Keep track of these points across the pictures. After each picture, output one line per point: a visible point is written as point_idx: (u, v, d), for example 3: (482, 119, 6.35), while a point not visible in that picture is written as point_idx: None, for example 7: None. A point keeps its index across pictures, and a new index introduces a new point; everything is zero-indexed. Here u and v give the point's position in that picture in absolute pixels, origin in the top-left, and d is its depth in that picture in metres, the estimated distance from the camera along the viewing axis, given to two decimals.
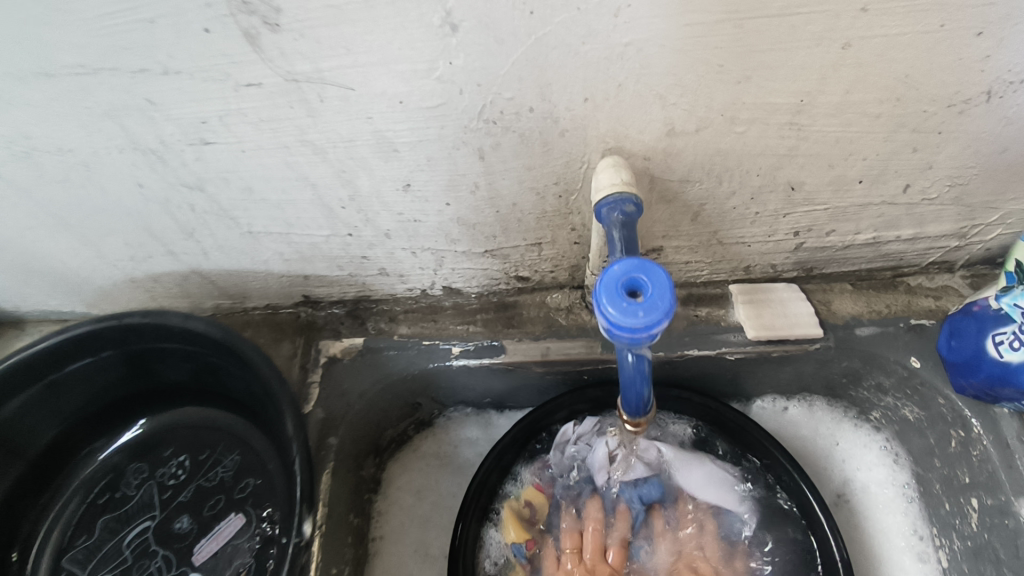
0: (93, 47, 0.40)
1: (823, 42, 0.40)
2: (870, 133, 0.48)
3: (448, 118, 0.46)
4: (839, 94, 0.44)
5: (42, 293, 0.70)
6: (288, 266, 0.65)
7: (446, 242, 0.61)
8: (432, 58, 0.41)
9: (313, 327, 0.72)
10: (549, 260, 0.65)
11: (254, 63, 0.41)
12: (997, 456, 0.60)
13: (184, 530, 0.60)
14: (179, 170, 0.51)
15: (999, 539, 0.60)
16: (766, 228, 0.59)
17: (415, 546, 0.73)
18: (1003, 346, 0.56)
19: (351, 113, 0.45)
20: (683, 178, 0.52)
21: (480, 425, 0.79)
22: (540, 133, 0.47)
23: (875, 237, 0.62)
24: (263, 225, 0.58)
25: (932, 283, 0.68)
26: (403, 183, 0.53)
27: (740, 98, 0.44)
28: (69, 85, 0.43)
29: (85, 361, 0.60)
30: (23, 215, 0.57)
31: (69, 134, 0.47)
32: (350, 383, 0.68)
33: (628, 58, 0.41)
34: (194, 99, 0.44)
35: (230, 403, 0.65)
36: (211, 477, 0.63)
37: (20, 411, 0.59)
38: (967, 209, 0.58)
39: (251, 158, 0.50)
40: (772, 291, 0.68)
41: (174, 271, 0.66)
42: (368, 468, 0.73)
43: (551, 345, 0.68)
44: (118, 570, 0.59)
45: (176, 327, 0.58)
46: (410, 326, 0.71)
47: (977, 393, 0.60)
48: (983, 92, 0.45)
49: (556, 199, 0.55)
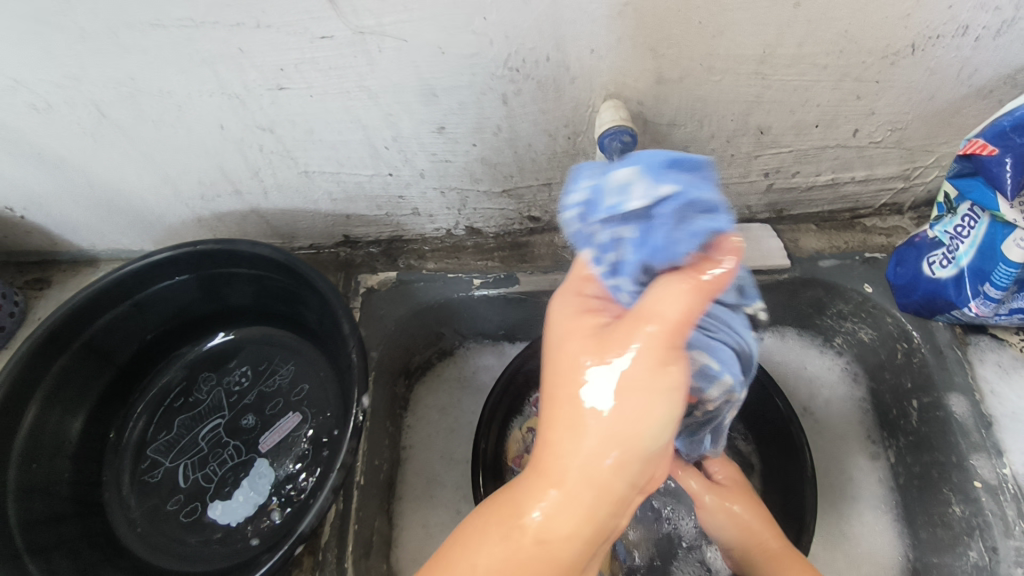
0: (200, 3, 0.50)
1: (779, 3, 0.51)
2: (821, 81, 0.59)
3: (480, 66, 0.57)
4: (793, 47, 0.55)
5: (119, 231, 0.80)
6: (334, 205, 0.76)
7: (471, 182, 0.72)
8: (471, 15, 0.51)
9: (352, 264, 0.84)
10: (557, 200, 0.76)
11: (330, 18, 0.52)
12: (933, 360, 0.71)
13: (250, 424, 0.72)
14: (255, 114, 0.62)
15: (933, 429, 0.71)
16: (741, 168, 0.71)
17: (440, 453, 0.84)
18: (936, 265, 0.68)
19: (402, 62, 0.56)
20: (670, 122, 0.63)
21: (495, 354, 0.90)
22: (555, 80, 0.58)
23: (834, 179, 0.73)
24: (318, 165, 0.69)
25: (884, 223, 0.80)
26: (438, 126, 0.64)
27: (715, 50, 0.55)
28: (177, 36, 0.53)
29: (167, 283, 0.71)
30: (117, 155, 0.67)
31: (171, 80, 0.58)
32: (386, 309, 0.78)
33: (626, 15, 0.52)
34: (276, 49, 0.55)
35: (286, 323, 0.76)
36: (270, 383, 0.75)
37: (112, 323, 0.70)
38: (908, 151, 0.69)
39: (316, 102, 0.61)
40: (749, 229, 0.79)
41: (235, 210, 0.77)
42: (400, 387, 0.84)
43: (559, 276, 0.79)
44: (197, 456, 0.71)
45: (246, 253, 0.69)
46: (437, 262, 0.82)
47: (917, 309, 0.72)
48: (909, 45, 0.56)
49: (565, 140, 0.66)
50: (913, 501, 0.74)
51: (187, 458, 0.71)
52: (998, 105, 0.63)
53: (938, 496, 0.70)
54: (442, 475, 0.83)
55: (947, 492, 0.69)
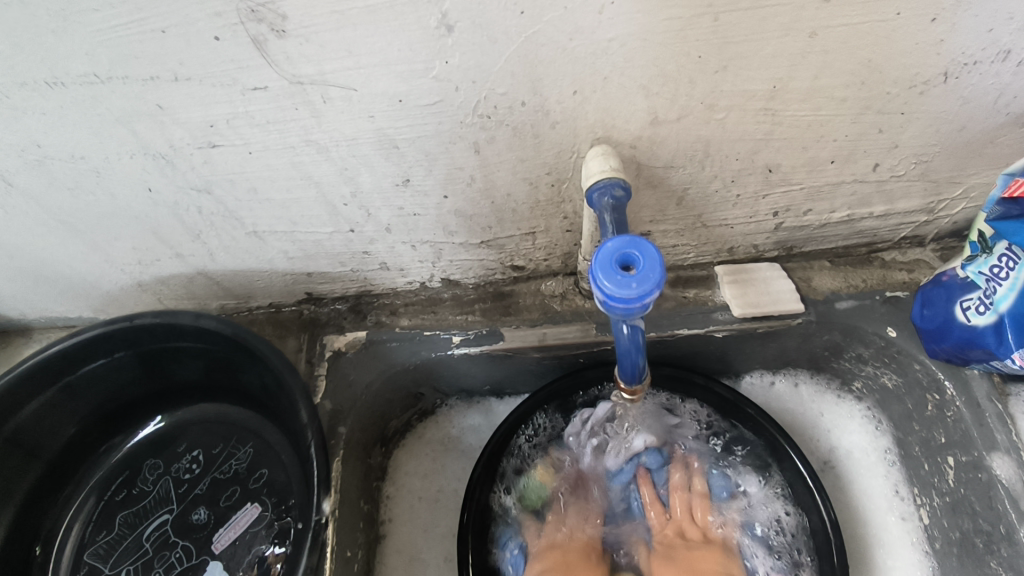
0: (103, 56, 0.42)
1: (791, 32, 0.43)
2: (838, 115, 0.51)
3: (445, 114, 0.48)
4: (808, 80, 0.48)
5: (50, 300, 0.71)
6: (292, 264, 0.68)
7: (444, 234, 0.64)
8: (428, 58, 0.43)
9: (317, 323, 0.75)
10: (543, 249, 0.68)
11: (261, 67, 0.43)
12: (969, 415, 0.63)
13: (202, 520, 0.63)
14: (187, 174, 0.53)
15: (974, 492, 0.63)
16: (747, 209, 0.63)
17: (425, 527, 0.76)
18: (970, 311, 0.60)
19: (353, 113, 0.48)
20: (667, 164, 0.55)
21: (481, 412, 0.82)
22: (532, 126, 0.50)
23: (850, 215, 0.66)
24: (267, 225, 0.61)
25: (904, 257, 0.72)
26: (402, 179, 0.55)
27: (719, 86, 0.47)
28: (80, 93, 0.45)
29: (100, 363, 0.62)
30: (33, 223, 0.58)
31: (81, 141, 0.49)
32: (356, 375, 0.70)
33: (613, 53, 0.44)
34: (202, 104, 0.46)
35: (242, 399, 0.67)
36: (225, 469, 0.66)
37: (38, 413, 0.61)
38: (933, 184, 0.62)
39: (257, 159, 0.52)
40: (755, 271, 0.71)
41: (179, 273, 0.68)
42: (376, 457, 0.75)
43: (548, 330, 0.70)
44: (141, 562, 0.61)
45: (188, 326, 0.60)
46: (411, 318, 0.73)
47: (949, 356, 0.64)
48: (940, 73, 0.48)
49: (548, 188, 0.58)
50: (954, 569, 0.66)
51: (129, 564, 0.61)
52: None
53: (984, 569, 0.62)
54: (426, 552, 0.74)
55: (995, 566, 0.61)
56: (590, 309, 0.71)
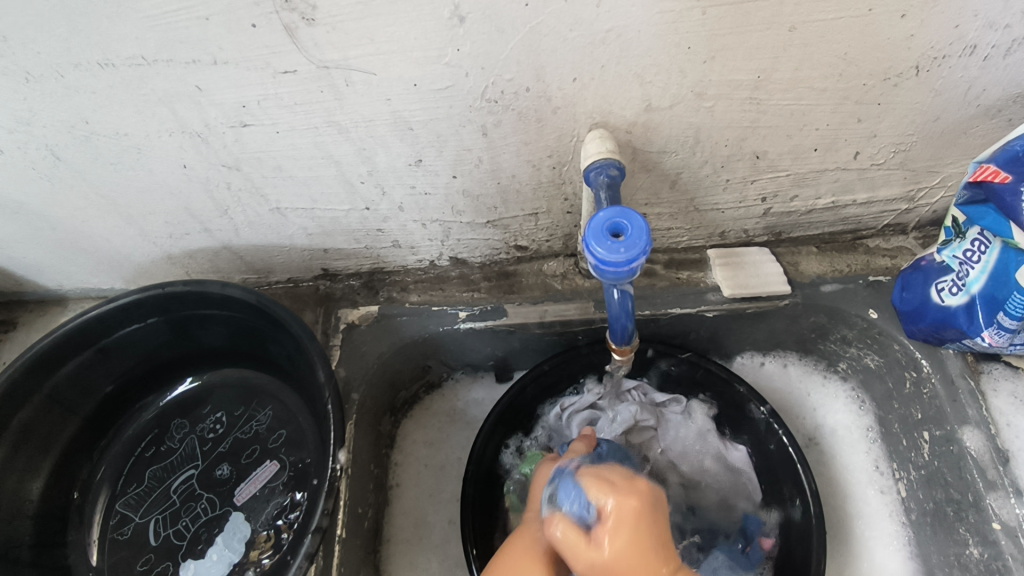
0: (151, 40, 0.47)
1: (773, 26, 0.48)
2: (819, 105, 0.56)
3: (456, 98, 0.53)
4: (790, 71, 0.52)
5: (86, 271, 0.77)
6: (310, 240, 0.73)
7: (453, 214, 0.68)
8: (442, 46, 0.48)
9: (332, 297, 0.79)
10: (545, 230, 0.72)
11: (292, 53, 0.48)
12: (943, 392, 0.67)
13: (225, 475, 0.68)
14: (219, 152, 0.58)
15: (946, 463, 0.67)
16: (737, 194, 0.67)
17: (430, 492, 0.81)
18: (945, 292, 0.64)
19: (373, 96, 0.52)
20: (661, 149, 0.60)
21: (485, 387, 0.87)
22: (536, 111, 0.54)
23: (834, 202, 0.70)
24: (290, 201, 0.65)
25: (888, 244, 0.76)
26: (415, 159, 0.60)
27: (707, 75, 0.51)
28: (128, 75, 0.50)
29: (133, 327, 0.67)
30: (76, 196, 0.63)
31: (126, 119, 0.54)
32: (369, 346, 0.75)
33: (609, 43, 0.48)
34: (237, 86, 0.51)
35: (261, 365, 0.72)
36: (246, 429, 0.71)
37: (77, 372, 0.66)
38: (912, 173, 0.66)
39: (284, 138, 0.57)
40: (746, 255, 0.76)
41: (205, 247, 0.73)
42: (385, 425, 0.80)
43: (549, 307, 0.75)
44: (168, 511, 0.67)
45: (215, 295, 0.65)
46: (420, 294, 0.78)
47: (926, 336, 0.68)
48: (912, 66, 0.52)
49: (550, 170, 0.62)
50: (927, 538, 0.70)
51: (158, 513, 0.67)
52: (1007, 125, 0.60)
53: (954, 536, 0.67)
54: (431, 515, 0.79)
55: (963, 532, 0.65)
56: (589, 288, 0.76)
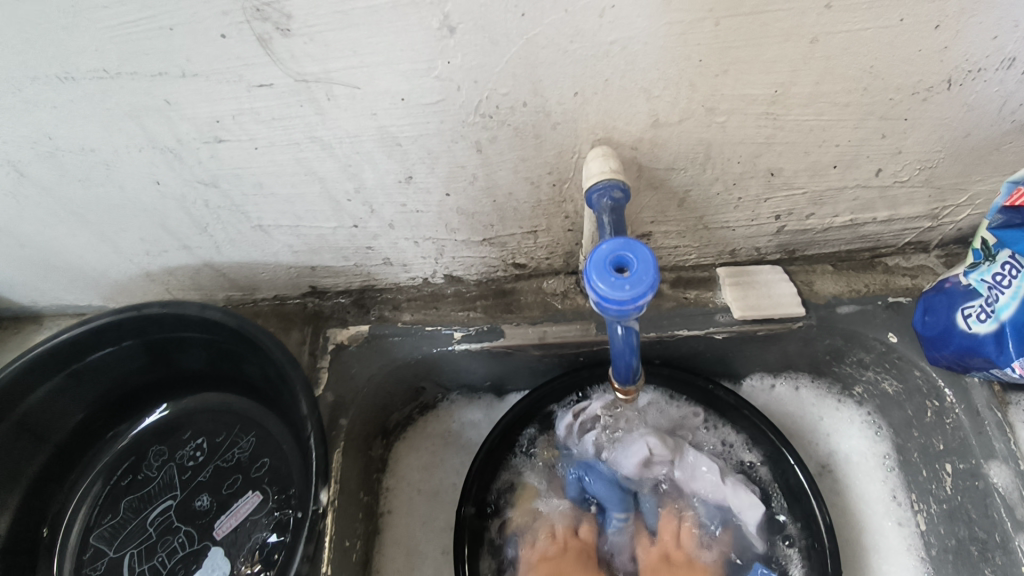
0: (112, 52, 0.43)
1: (793, 38, 0.43)
2: (841, 121, 0.51)
3: (447, 113, 0.49)
4: (810, 85, 0.48)
5: (62, 288, 0.73)
6: (296, 258, 0.69)
7: (447, 231, 0.64)
8: (431, 58, 0.44)
9: (320, 316, 0.76)
10: (544, 247, 0.68)
11: (267, 65, 0.44)
12: (968, 423, 0.63)
13: (204, 507, 0.64)
14: (194, 169, 0.54)
15: (971, 499, 0.63)
16: (749, 212, 0.63)
17: (423, 519, 0.77)
18: (971, 318, 0.60)
19: (357, 111, 0.48)
20: (669, 166, 0.55)
21: (482, 408, 0.83)
22: (533, 126, 0.50)
23: (852, 220, 0.65)
24: (273, 219, 0.62)
25: (908, 263, 0.72)
26: (404, 176, 0.56)
27: (720, 90, 0.47)
28: (90, 88, 0.46)
29: (107, 351, 0.64)
30: (44, 213, 0.60)
31: (92, 135, 0.50)
32: (358, 368, 0.71)
33: (614, 56, 0.44)
34: (209, 100, 0.47)
35: (244, 389, 0.68)
36: (228, 457, 0.67)
37: (48, 398, 0.62)
38: (937, 190, 0.61)
39: (263, 154, 0.53)
40: (757, 274, 0.71)
41: (186, 264, 0.69)
42: (376, 449, 0.76)
43: (548, 328, 0.71)
44: (144, 546, 0.63)
45: (194, 317, 0.62)
46: (413, 314, 0.74)
47: (950, 363, 0.64)
48: (944, 80, 0.48)
49: (549, 187, 0.58)
50: None
51: (133, 547, 0.63)
52: None
53: None
54: (424, 544, 0.75)
55: (989, 574, 0.62)
56: (591, 308, 0.72)
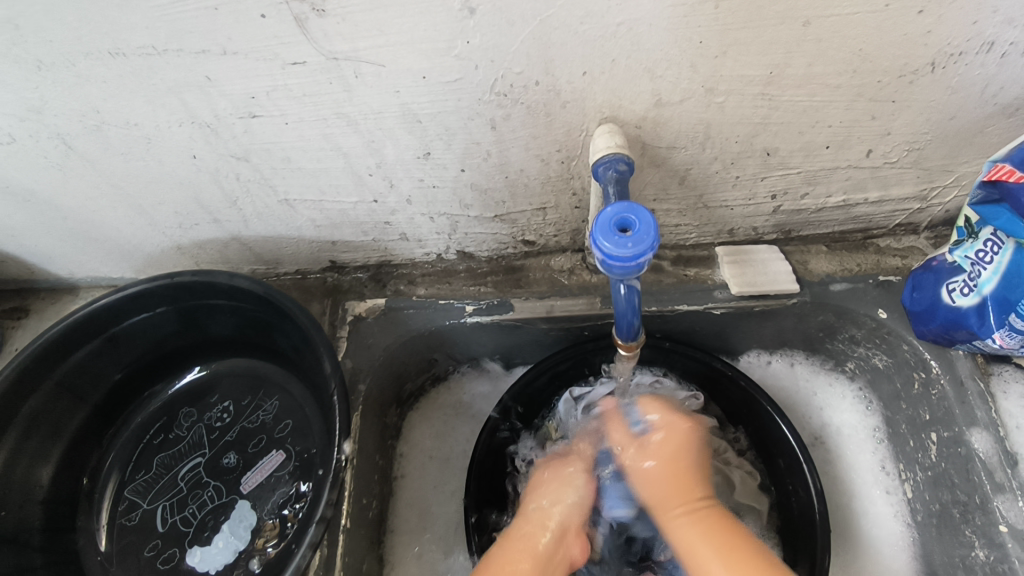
0: (161, 30, 0.47)
1: (786, 21, 0.47)
2: (832, 102, 0.55)
3: (465, 91, 0.53)
4: (802, 67, 0.51)
5: (97, 260, 0.77)
6: (318, 232, 0.73)
7: (461, 207, 0.68)
8: (452, 38, 0.48)
9: (339, 289, 0.80)
10: (553, 225, 0.72)
11: (301, 43, 0.48)
12: (952, 393, 0.67)
13: (231, 464, 0.69)
14: (228, 143, 0.59)
15: (953, 465, 0.67)
16: (747, 191, 0.67)
17: (434, 483, 0.81)
18: (955, 293, 0.64)
19: (382, 88, 0.52)
20: (670, 145, 0.59)
21: (491, 380, 0.87)
22: (545, 105, 0.54)
23: (845, 200, 0.69)
24: (298, 193, 0.66)
25: (899, 244, 0.75)
26: (423, 152, 0.60)
27: (719, 70, 0.51)
28: (139, 65, 0.50)
29: (142, 316, 0.68)
30: (86, 185, 0.64)
31: (136, 109, 0.54)
32: (375, 338, 0.75)
33: (620, 37, 0.48)
34: (246, 77, 0.51)
35: (269, 355, 0.72)
36: (253, 419, 0.71)
37: (86, 360, 0.67)
38: (925, 172, 0.65)
39: (292, 130, 0.57)
40: (755, 253, 0.75)
41: (215, 238, 0.73)
42: (391, 417, 0.81)
43: (555, 302, 0.75)
44: (175, 499, 0.67)
45: (224, 285, 0.65)
46: (427, 288, 0.78)
47: (935, 337, 0.67)
48: (928, 63, 0.52)
49: (559, 165, 0.62)
50: (932, 540, 0.70)
51: (165, 500, 0.67)
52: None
53: (959, 538, 0.66)
54: (435, 506, 0.80)
55: (969, 535, 0.65)
56: (596, 283, 0.76)
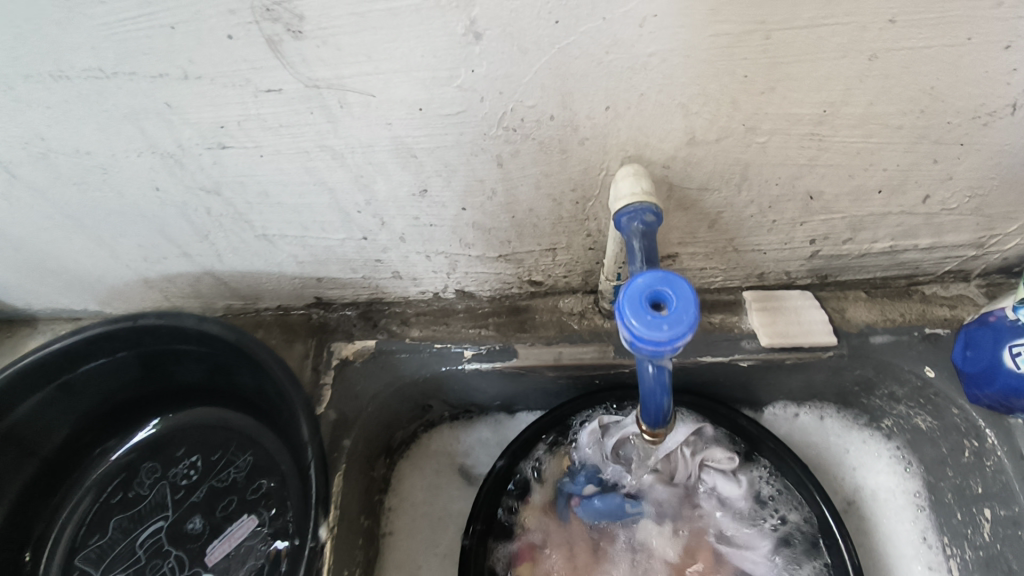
0: (108, 50, 0.40)
1: (850, 54, 0.40)
2: (892, 144, 0.47)
3: (467, 125, 0.45)
4: (862, 106, 0.44)
5: (56, 292, 0.70)
6: (302, 268, 0.65)
7: (460, 246, 0.61)
8: (453, 66, 0.40)
9: (325, 328, 0.72)
10: (563, 265, 0.65)
11: (275, 69, 0.41)
12: (1011, 467, 0.59)
13: (196, 530, 0.61)
14: (195, 175, 0.51)
15: (1012, 548, 0.60)
16: (783, 236, 0.59)
17: (427, 542, 0.73)
18: (1020, 357, 0.56)
19: (370, 119, 0.45)
20: (701, 186, 0.52)
21: (491, 427, 0.79)
22: (560, 141, 0.47)
23: (892, 246, 0.62)
24: (278, 229, 0.58)
25: (947, 292, 0.68)
26: (418, 189, 0.53)
27: (764, 108, 0.44)
28: (85, 88, 0.43)
29: (99, 363, 0.61)
30: (37, 216, 0.56)
31: (87, 137, 0.47)
32: (362, 385, 0.67)
33: (652, 69, 0.40)
34: (212, 105, 0.44)
35: (243, 405, 0.65)
36: (223, 477, 0.64)
37: (33, 412, 0.59)
38: (986, 219, 0.57)
39: (269, 163, 0.50)
40: (786, 299, 0.68)
41: (186, 272, 0.66)
42: (379, 469, 0.73)
43: (563, 350, 0.67)
44: (131, 570, 0.60)
45: (191, 330, 0.58)
46: (422, 329, 0.70)
47: (992, 403, 0.60)
48: (1009, 104, 0.44)
49: (572, 205, 0.54)
50: None
51: (120, 571, 0.60)
52: None
53: None
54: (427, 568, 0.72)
55: None
56: (610, 329, 0.68)
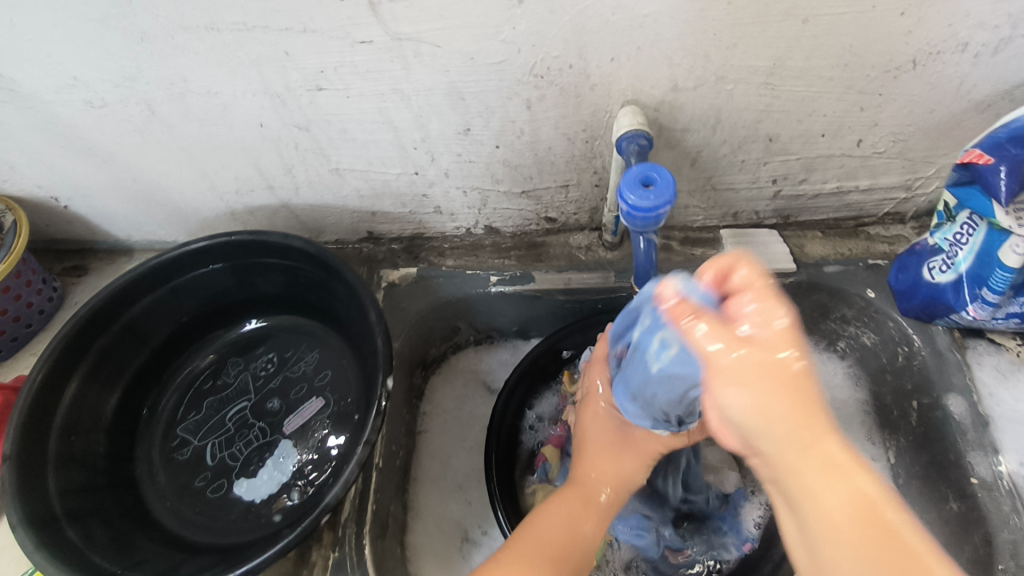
0: (252, 8, 0.55)
1: (789, 18, 0.55)
2: (827, 93, 0.63)
3: (507, 72, 0.61)
4: (801, 60, 0.59)
5: (155, 223, 0.85)
6: (361, 202, 0.80)
7: (492, 182, 0.76)
8: (500, 23, 0.56)
9: (374, 259, 0.87)
10: (574, 202, 0.80)
11: (371, 24, 0.56)
12: (932, 363, 0.74)
13: (275, 408, 0.75)
14: (293, 113, 0.66)
15: (931, 428, 0.74)
16: (750, 175, 0.74)
17: (455, 439, 0.87)
18: (935, 271, 0.71)
19: (435, 66, 0.60)
20: (684, 128, 0.67)
21: (509, 349, 0.94)
22: (576, 86, 0.62)
23: (839, 188, 0.77)
24: (349, 163, 0.73)
25: (887, 232, 0.83)
26: (464, 128, 0.68)
27: (729, 60, 0.59)
28: (228, 39, 0.58)
29: (202, 271, 0.75)
30: (161, 149, 0.71)
31: (218, 78, 0.62)
32: (408, 303, 0.82)
33: (646, 27, 0.56)
34: (319, 53, 0.59)
35: (312, 312, 0.80)
36: (295, 369, 0.78)
37: (148, 309, 0.74)
38: (910, 162, 0.73)
39: (352, 103, 0.65)
40: (756, 236, 0.82)
41: (267, 205, 0.81)
42: (417, 378, 0.87)
43: (572, 276, 0.82)
44: (224, 437, 0.74)
45: (277, 244, 0.72)
46: (456, 259, 0.85)
47: (917, 313, 0.75)
48: (910, 60, 0.59)
49: (583, 144, 0.70)
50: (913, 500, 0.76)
51: (214, 438, 0.74)
52: (996, 119, 0.67)
53: (936, 493, 0.73)
54: (456, 460, 0.86)
55: (946, 489, 0.71)
56: (611, 259, 0.83)
